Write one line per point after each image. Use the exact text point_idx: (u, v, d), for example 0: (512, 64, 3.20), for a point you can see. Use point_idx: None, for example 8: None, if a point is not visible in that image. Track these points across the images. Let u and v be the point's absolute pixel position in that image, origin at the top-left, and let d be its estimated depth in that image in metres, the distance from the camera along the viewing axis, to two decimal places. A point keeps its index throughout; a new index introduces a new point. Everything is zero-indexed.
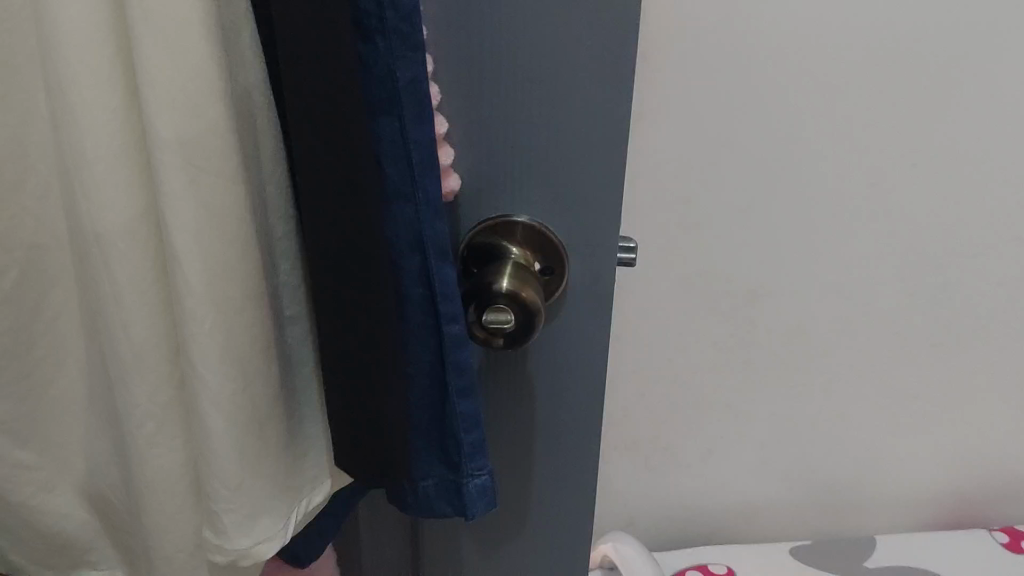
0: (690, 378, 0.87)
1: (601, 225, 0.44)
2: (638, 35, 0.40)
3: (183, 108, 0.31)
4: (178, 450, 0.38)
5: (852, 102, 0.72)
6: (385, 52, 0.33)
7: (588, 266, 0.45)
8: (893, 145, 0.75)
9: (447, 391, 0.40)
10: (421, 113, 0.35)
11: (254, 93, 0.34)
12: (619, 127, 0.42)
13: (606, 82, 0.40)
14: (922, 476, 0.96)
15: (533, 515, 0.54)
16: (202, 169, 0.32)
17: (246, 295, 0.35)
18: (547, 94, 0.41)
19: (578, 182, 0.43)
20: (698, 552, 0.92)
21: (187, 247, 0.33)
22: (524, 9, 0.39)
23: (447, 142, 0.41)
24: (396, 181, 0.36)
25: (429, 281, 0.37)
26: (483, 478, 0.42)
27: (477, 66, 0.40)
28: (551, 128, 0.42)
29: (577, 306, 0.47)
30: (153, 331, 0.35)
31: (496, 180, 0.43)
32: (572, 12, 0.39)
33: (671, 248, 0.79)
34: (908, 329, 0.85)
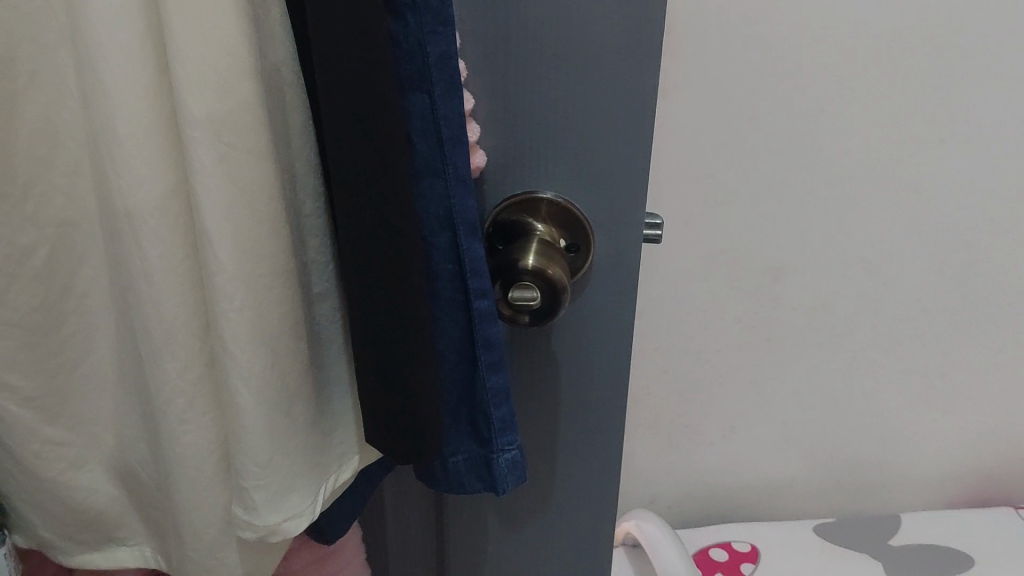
0: (713, 357, 0.87)
1: (627, 202, 0.44)
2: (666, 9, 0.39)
3: (213, 83, 0.31)
4: (207, 427, 0.38)
5: (881, 76, 0.71)
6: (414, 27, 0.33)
7: (614, 243, 0.45)
8: (920, 121, 0.74)
9: (477, 366, 0.40)
10: (451, 90, 0.35)
11: (283, 69, 0.34)
12: (646, 103, 0.41)
13: (634, 57, 0.40)
14: (945, 454, 0.95)
15: (558, 492, 0.54)
16: (232, 145, 0.32)
17: (275, 272, 0.35)
18: (574, 70, 0.40)
19: (604, 158, 0.43)
20: (721, 530, 0.92)
21: (219, 225, 0.33)
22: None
23: (473, 118, 0.41)
24: (427, 156, 0.36)
25: (459, 257, 0.38)
26: (513, 452, 0.42)
27: (503, 42, 0.40)
28: (577, 104, 0.41)
29: (603, 284, 0.46)
30: (184, 308, 0.35)
31: (522, 157, 0.43)
32: None
33: (694, 225, 0.78)
34: (933, 307, 0.84)
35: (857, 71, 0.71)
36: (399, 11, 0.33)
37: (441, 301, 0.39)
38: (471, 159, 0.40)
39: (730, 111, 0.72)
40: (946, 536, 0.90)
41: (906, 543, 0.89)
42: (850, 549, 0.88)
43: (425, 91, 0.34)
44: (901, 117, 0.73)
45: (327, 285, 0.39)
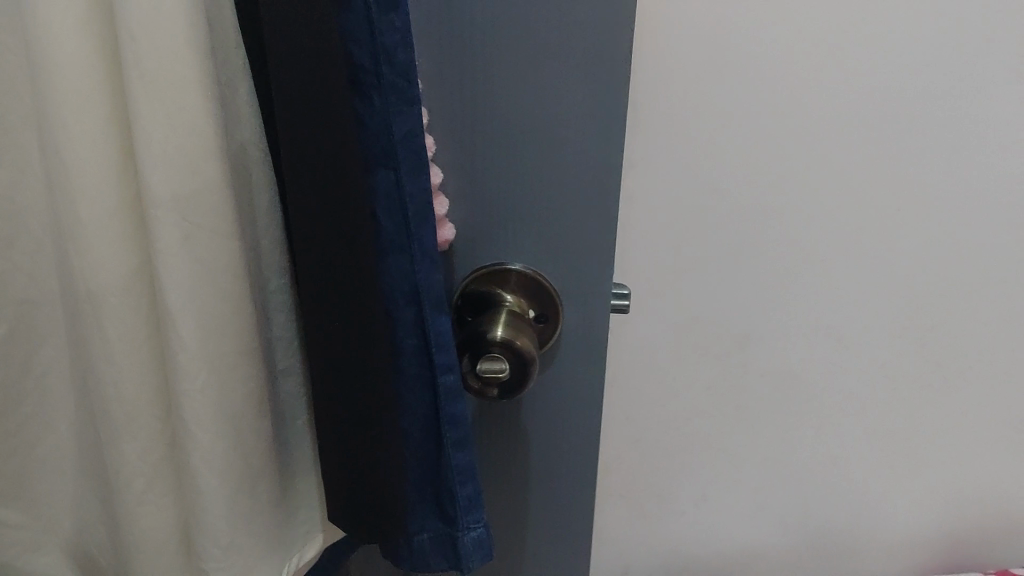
0: (683, 423, 0.87)
1: (594, 272, 0.44)
2: (629, 84, 0.40)
3: (177, 165, 0.31)
4: (167, 509, 0.37)
5: (841, 148, 0.73)
6: (380, 106, 0.33)
7: (582, 313, 0.45)
8: (879, 189, 0.75)
9: (442, 444, 0.39)
10: (418, 166, 0.35)
11: (249, 148, 0.34)
12: (611, 175, 0.42)
13: (599, 130, 0.41)
14: (916, 519, 0.95)
15: (529, 565, 0.53)
16: (197, 225, 0.32)
17: (239, 351, 0.35)
18: (540, 144, 0.41)
19: (571, 231, 0.43)
20: None
21: (181, 306, 0.32)
22: (517, 63, 0.39)
23: (442, 192, 0.41)
24: (392, 232, 0.35)
25: (424, 332, 0.37)
26: (479, 530, 0.41)
27: (470, 119, 0.40)
28: (544, 179, 0.42)
29: (571, 354, 0.46)
30: (145, 387, 0.35)
31: (490, 229, 0.43)
32: (564, 62, 0.39)
33: (662, 291, 0.79)
34: (900, 371, 0.85)
35: (817, 142, 0.73)
36: (364, 89, 0.32)
37: (405, 377, 0.38)
38: (438, 232, 0.40)
39: (695, 181, 0.74)
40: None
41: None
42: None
43: (390, 167, 0.34)
44: (862, 187, 0.75)
45: (292, 361, 0.39)
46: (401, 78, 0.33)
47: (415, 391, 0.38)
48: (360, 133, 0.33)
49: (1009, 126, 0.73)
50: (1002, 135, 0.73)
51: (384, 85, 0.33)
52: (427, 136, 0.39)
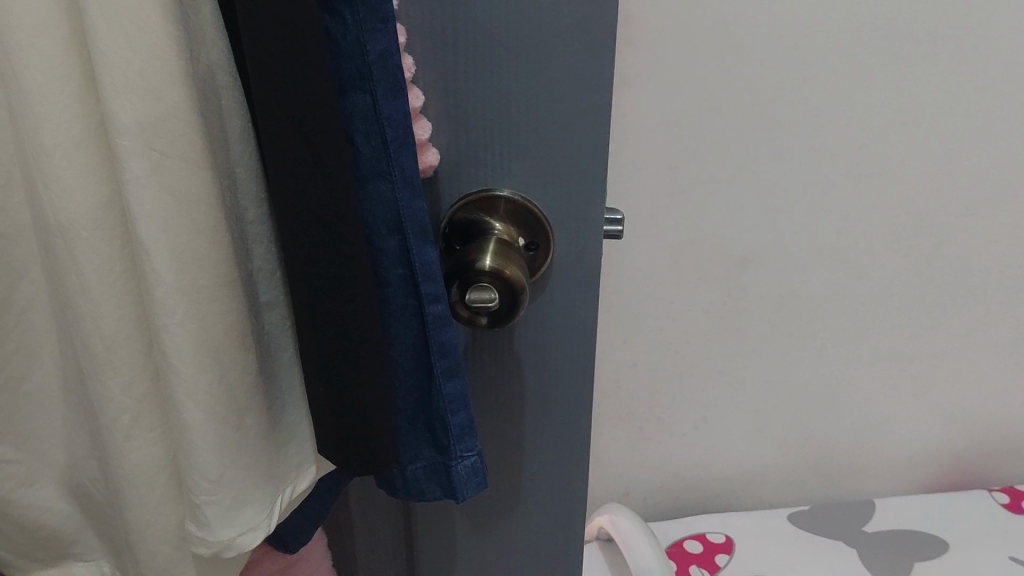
0: (684, 348, 0.86)
1: (585, 198, 0.43)
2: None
3: (141, 92, 0.30)
4: (155, 442, 0.37)
5: (844, 60, 0.71)
6: (352, 25, 0.32)
7: (573, 239, 0.44)
8: (883, 106, 0.73)
9: (433, 373, 0.39)
10: (395, 87, 0.34)
11: (218, 73, 0.33)
12: (600, 96, 0.40)
13: (587, 49, 0.39)
14: (918, 437, 0.96)
15: (525, 491, 0.53)
16: (166, 153, 0.31)
17: (217, 282, 0.34)
18: (526, 64, 0.39)
19: (558, 153, 0.42)
20: (696, 522, 0.91)
21: (155, 235, 0.32)
22: None
23: (423, 115, 0.40)
24: (372, 160, 0.35)
25: (410, 262, 0.37)
26: (473, 458, 0.41)
27: (450, 37, 0.39)
28: (528, 102, 0.40)
29: (563, 282, 0.46)
30: (124, 322, 0.34)
31: (476, 154, 0.42)
32: None
33: (661, 216, 0.77)
34: (902, 291, 0.84)
35: (820, 55, 0.70)
36: (335, 7, 0.31)
37: (390, 306, 0.37)
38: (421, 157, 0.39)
39: (694, 101, 0.71)
40: (920, 520, 0.90)
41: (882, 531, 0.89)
42: (827, 536, 0.88)
43: (367, 91, 0.33)
44: (866, 102, 0.73)
45: (275, 293, 0.37)
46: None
47: (402, 323, 0.38)
48: (332, 52, 0.32)
49: (1013, 35, 0.71)
50: (1008, 44, 0.72)
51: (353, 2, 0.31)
52: (406, 56, 0.38)
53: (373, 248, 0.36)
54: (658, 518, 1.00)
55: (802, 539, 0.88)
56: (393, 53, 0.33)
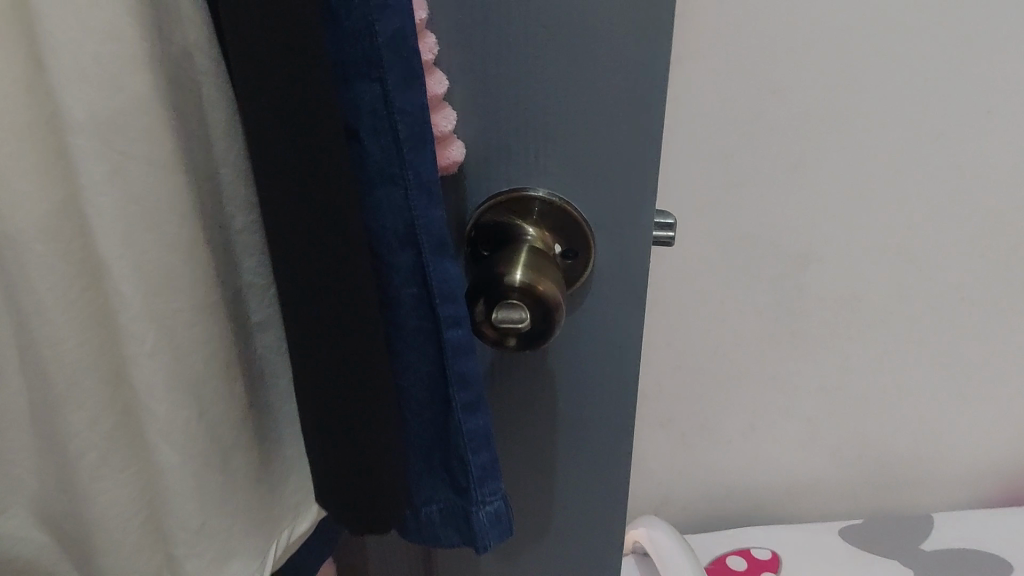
0: (731, 352, 0.79)
1: (632, 201, 0.37)
2: None
3: (97, 80, 0.24)
4: (128, 482, 0.32)
5: (930, 45, 0.62)
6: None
7: (618, 247, 0.39)
8: (971, 97, 0.64)
9: (450, 408, 0.33)
10: (411, 75, 0.28)
11: (196, 55, 0.27)
12: (654, 85, 0.34)
13: (642, 29, 0.33)
14: (983, 454, 0.88)
15: (557, 517, 0.48)
16: (129, 155, 0.25)
17: (195, 305, 0.28)
18: (567, 47, 0.33)
19: (603, 150, 0.36)
20: (740, 534, 0.81)
21: (117, 254, 0.26)
22: None
23: (447, 103, 0.34)
24: (382, 161, 0.29)
25: (425, 280, 0.31)
26: (496, 504, 0.35)
27: (479, 12, 0.33)
28: (569, 91, 0.34)
29: (604, 294, 0.40)
30: (87, 349, 0.29)
31: (508, 149, 0.36)
32: None
33: (710, 209, 0.70)
34: (978, 299, 0.76)
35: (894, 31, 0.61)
36: None
37: (400, 330, 0.32)
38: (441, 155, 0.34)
39: (752, 84, 0.63)
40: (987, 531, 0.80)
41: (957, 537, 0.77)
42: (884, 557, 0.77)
43: (376, 79, 0.27)
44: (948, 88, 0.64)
45: (268, 313, 0.32)
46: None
47: (417, 351, 0.32)
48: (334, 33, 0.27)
49: None
50: None
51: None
52: (427, 35, 0.32)
53: (381, 263, 0.31)
54: (697, 527, 0.95)
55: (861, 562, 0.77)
56: (410, 33, 0.27)
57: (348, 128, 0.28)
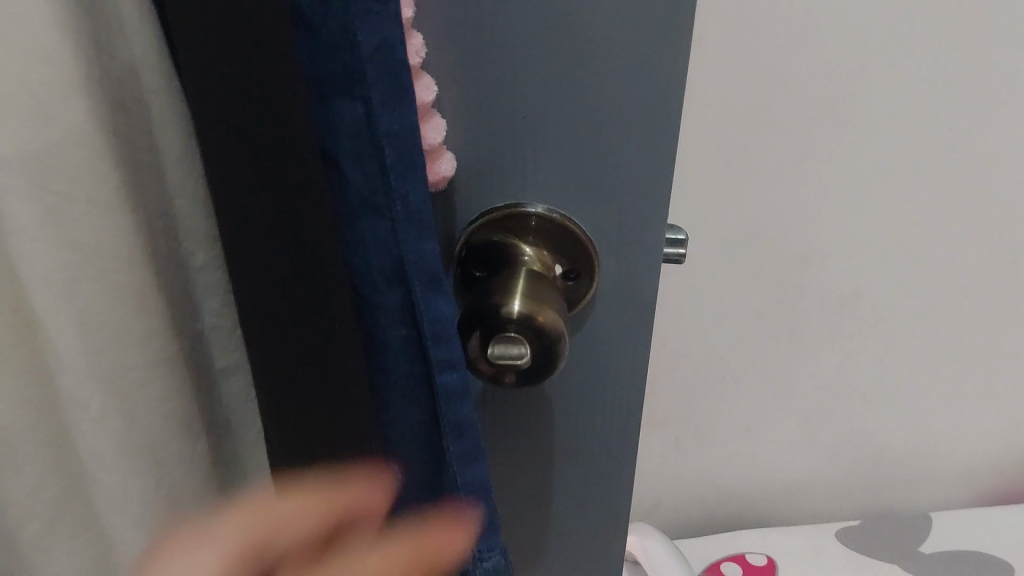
0: None
1: (640, 218, 0.34)
2: None
3: (24, 110, 0.20)
4: (77, 551, 0.28)
5: None
6: (334, 6, 0.22)
7: (623, 266, 0.36)
8: None
9: (444, 456, 0.30)
10: (398, 91, 0.24)
11: (143, 73, 0.23)
12: (667, 96, 0.31)
13: (656, 34, 0.30)
14: None
15: (550, 546, 0.45)
16: (67, 197, 0.21)
17: (150, 364, 0.25)
18: (572, 53, 0.30)
19: (612, 161, 0.33)
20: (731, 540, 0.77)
21: (53, 312, 0.22)
22: None
23: (436, 112, 0.31)
24: (364, 192, 0.25)
25: (415, 321, 0.27)
26: (494, 556, 0.33)
27: (471, 11, 0.29)
28: (573, 100, 0.31)
29: (608, 316, 0.37)
30: (24, 412, 0.25)
31: (504, 162, 0.32)
32: None
33: None
34: None
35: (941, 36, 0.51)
36: None
37: (385, 380, 0.28)
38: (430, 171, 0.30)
39: None
40: None
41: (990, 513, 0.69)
42: None
43: (358, 96, 0.23)
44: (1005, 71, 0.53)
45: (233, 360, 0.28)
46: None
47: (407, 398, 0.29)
48: (308, 45, 0.23)
49: None
50: None
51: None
52: (415, 36, 0.28)
53: (364, 305, 0.27)
54: None
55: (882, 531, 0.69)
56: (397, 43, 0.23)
57: (324, 154, 0.24)
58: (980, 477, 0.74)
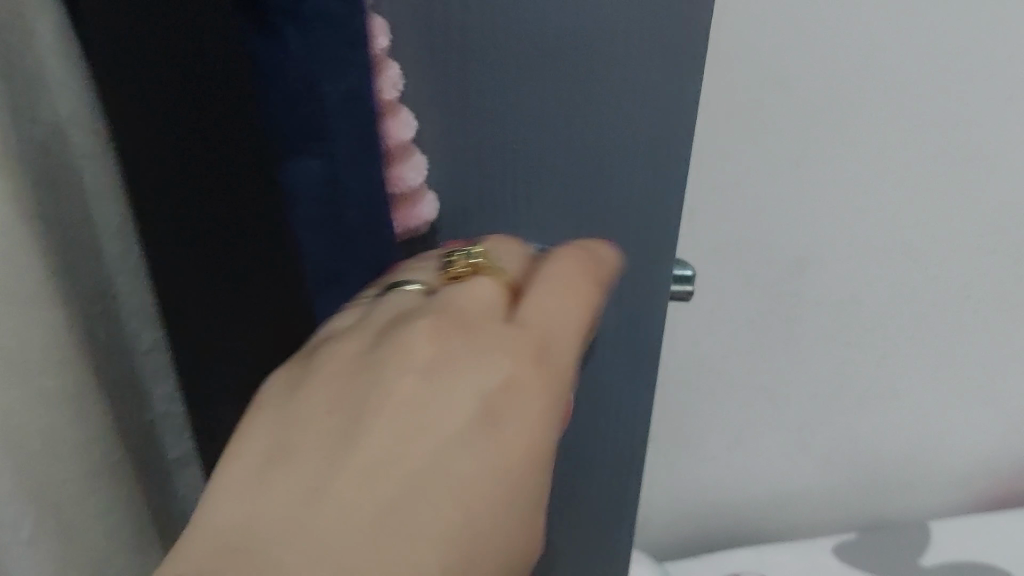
0: None
1: (642, 258, 0.31)
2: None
3: None
4: None
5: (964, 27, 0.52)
6: (305, 59, 0.21)
7: (625, 303, 0.33)
8: None
9: None
10: (368, 149, 0.22)
11: (68, 131, 0.24)
12: (670, 133, 0.29)
13: (658, 66, 0.27)
14: None
15: None
16: None
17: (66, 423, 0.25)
18: (565, 84, 0.27)
19: (617, 196, 0.30)
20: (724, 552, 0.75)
21: None
22: None
23: (416, 149, 0.27)
24: (328, 258, 0.23)
25: None
26: None
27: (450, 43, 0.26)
28: (568, 139, 0.29)
29: (607, 352, 0.35)
30: None
31: (493, 203, 0.29)
32: None
33: None
34: None
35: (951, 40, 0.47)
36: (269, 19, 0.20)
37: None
38: (406, 216, 0.27)
39: None
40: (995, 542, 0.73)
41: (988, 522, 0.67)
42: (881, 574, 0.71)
43: (321, 152, 0.22)
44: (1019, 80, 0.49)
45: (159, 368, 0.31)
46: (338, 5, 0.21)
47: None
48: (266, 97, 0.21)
49: None
50: None
51: (308, 22, 0.20)
52: (392, 68, 0.25)
53: None
54: None
55: (877, 548, 0.67)
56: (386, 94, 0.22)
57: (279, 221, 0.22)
58: (978, 481, 0.72)
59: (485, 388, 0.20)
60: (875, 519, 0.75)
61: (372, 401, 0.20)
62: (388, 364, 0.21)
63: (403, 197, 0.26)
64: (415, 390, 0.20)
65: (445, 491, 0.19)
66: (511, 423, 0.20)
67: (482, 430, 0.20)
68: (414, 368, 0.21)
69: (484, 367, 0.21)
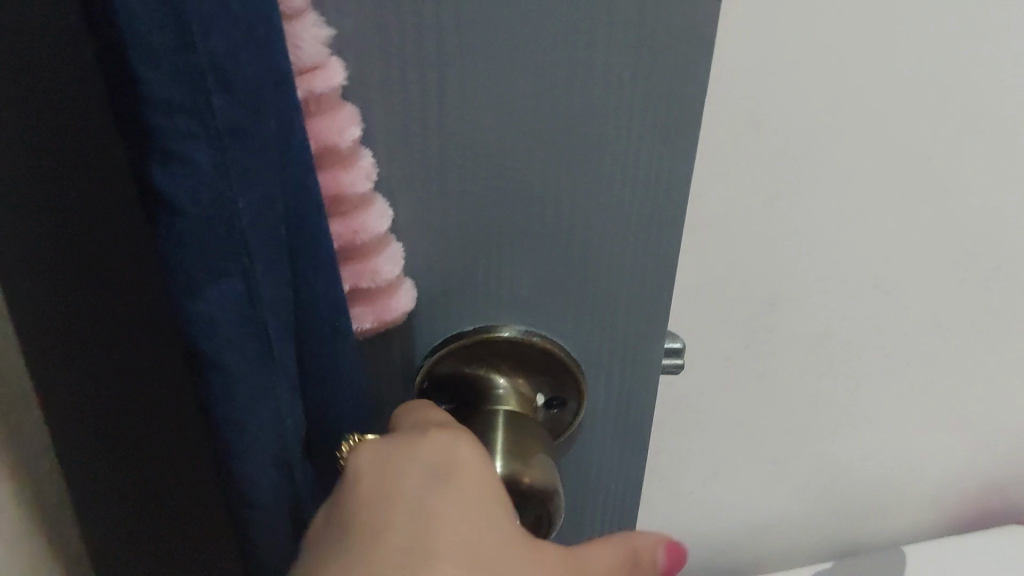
0: None
1: (633, 337, 0.30)
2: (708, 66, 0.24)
3: None
4: None
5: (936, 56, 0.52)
6: (222, 135, 0.20)
7: (616, 387, 0.31)
8: None
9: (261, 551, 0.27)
10: (278, 253, 0.22)
11: None
12: (665, 205, 0.27)
13: (653, 139, 0.26)
14: None
15: None
16: None
17: None
18: (553, 161, 0.25)
19: (609, 278, 0.28)
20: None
21: None
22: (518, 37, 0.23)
23: (393, 238, 0.25)
24: (250, 377, 0.23)
25: (283, 462, 0.26)
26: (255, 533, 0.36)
27: (430, 120, 0.24)
28: (554, 218, 0.27)
29: (594, 437, 0.33)
30: None
31: (474, 284, 0.28)
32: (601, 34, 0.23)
33: None
34: None
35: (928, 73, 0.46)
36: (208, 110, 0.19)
37: (251, 505, 0.26)
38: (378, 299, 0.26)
39: None
40: None
41: (962, 546, 0.68)
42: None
43: (237, 273, 0.22)
44: (990, 112, 0.49)
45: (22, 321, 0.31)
46: (250, 112, 0.20)
47: (287, 479, 0.26)
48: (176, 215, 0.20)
49: None
50: None
51: (215, 137, 0.20)
52: (362, 154, 0.24)
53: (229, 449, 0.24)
54: None
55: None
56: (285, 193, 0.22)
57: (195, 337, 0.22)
58: (947, 500, 0.72)
59: (426, 462, 0.24)
60: (846, 541, 0.74)
61: (348, 507, 0.24)
62: (344, 483, 0.24)
63: (371, 281, 0.25)
64: (375, 485, 0.24)
65: (444, 529, 0.22)
66: (461, 472, 0.24)
67: (443, 480, 0.24)
68: (365, 478, 0.24)
69: (413, 451, 0.25)
